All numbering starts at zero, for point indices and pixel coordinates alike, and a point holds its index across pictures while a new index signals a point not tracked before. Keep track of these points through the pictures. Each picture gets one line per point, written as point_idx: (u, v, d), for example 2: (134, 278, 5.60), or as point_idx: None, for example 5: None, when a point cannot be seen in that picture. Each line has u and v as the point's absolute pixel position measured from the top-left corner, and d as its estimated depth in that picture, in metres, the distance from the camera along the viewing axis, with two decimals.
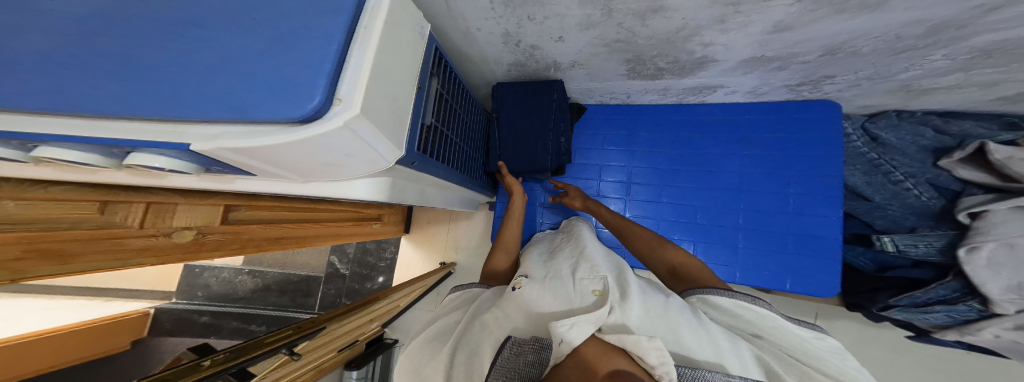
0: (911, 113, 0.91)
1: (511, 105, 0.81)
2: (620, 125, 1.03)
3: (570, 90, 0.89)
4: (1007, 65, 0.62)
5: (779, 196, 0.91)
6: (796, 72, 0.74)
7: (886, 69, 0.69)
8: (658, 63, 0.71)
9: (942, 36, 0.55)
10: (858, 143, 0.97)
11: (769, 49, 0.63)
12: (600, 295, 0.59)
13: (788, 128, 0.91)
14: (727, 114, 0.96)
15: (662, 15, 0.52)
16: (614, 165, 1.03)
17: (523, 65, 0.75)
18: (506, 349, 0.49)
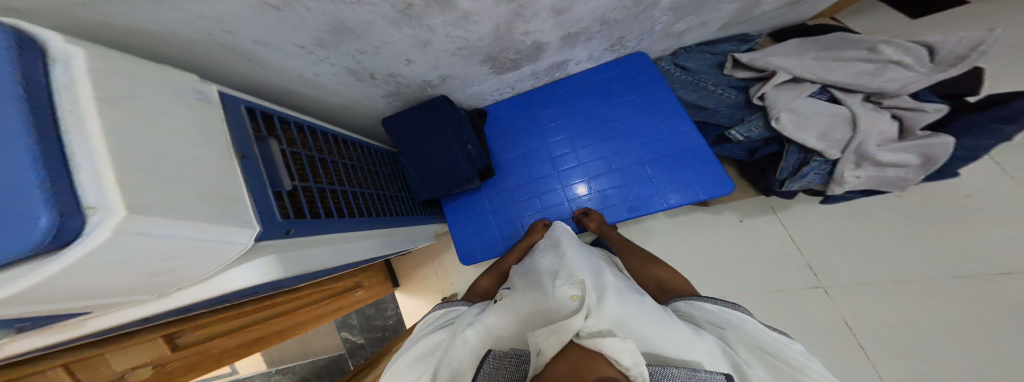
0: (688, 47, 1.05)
1: (404, 134, 0.80)
2: (518, 114, 1.02)
3: (461, 100, 0.91)
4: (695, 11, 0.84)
5: (658, 123, 0.93)
6: (600, 40, 0.84)
7: (643, 26, 0.85)
8: (508, 56, 0.76)
9: None
10: (675, 75, 1.03)
11: (569, 27, 0.73)
12: (578, 299, 0.55)
13: (636, 73, 0.96)
14: (588, 78, 0.97)
15: (472, 20, 0.60)
16: (527, 150, 0.99)
17: (397, 93, 0.77)
18: (486, 364, 0.49)
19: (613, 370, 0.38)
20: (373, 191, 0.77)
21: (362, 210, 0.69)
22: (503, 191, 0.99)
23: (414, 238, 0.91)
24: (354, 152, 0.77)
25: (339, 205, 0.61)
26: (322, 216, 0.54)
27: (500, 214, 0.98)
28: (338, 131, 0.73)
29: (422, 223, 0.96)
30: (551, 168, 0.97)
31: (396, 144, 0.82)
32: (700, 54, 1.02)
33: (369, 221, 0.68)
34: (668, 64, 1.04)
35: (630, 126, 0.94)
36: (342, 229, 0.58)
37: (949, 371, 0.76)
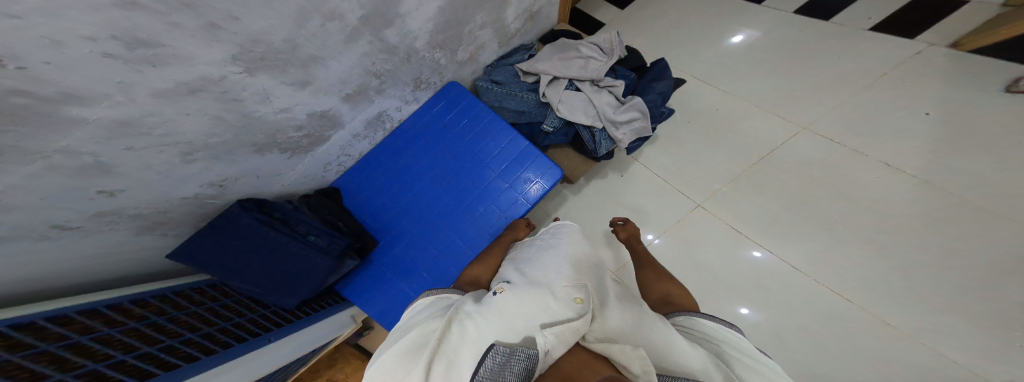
0: (494, 65, 0.96)
1: (227, 249, 0.59)
2: (365, 180, 0.90)
3: (285, 184, 0.76)
4: (472, 41, 0.79)
5: (488, 139, 0.89)
6: (394, 92, 0.74)
7: (427, 74, 0.76)
8: (288, 133, 0.62)
9: (398, 41, 0.61)
10: (491, 91, 0.93)
11: (337, 90, 0.61)
12: (582, 301, 0.51)
13: (452, 104, 0.90)
14: (417, 119, 0.91)
15: (167, 127, 0.42)
16: (387, 213, 0.88)
17: (156, 229, 0.55)
18: (491, 357, 0.39)
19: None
20: (221, 326, 0.57)
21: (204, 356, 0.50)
22: (392, 258, 0.85)
23: (314, 335, 0.72)
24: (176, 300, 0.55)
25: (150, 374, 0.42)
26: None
27: (383, 285, 0.83)
28: (144, 291, 0.51)
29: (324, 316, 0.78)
30: (423, 215, 0.87)
31: (200, 269, 0.58)
32: (504, 66, 0.94)
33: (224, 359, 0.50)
34: (485, 82, 0.94)
35: (470, 150, 0.89)
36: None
37: (808, 237, 0.97)
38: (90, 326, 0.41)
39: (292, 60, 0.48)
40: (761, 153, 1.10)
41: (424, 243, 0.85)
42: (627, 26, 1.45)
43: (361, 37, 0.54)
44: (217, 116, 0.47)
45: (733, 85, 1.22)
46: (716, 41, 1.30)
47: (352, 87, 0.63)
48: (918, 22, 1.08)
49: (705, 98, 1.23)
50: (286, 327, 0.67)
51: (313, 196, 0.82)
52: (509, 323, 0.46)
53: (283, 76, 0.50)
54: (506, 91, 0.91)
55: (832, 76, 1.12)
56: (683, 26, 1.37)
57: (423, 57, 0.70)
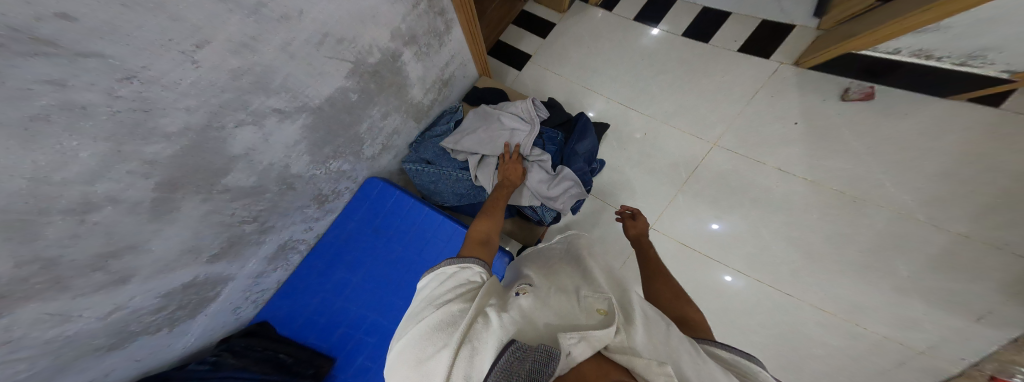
0: (415, 142, 0.81)
1: None
2: (293, 314, 0.68)
3: (190, 340, 0.55)
4: (376, 132, 0.67)
5: (430, 233, 0.69)
6: (291, 219, 0.60)
7: (325, 186, 0.63)
8: (136, 327, 0.44)
9: (252, 170, 0.46)
10: (422, 172, 0.77)
11: (198, 252, 0.45)
12: (606, 315, 0.34)
13: (376, 203, 0.71)
14: (340, 226, 0.71)
15: None
16: (336, 336, 0.66)
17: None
18: (507, 353, 0.26)
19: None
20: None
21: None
22: (359, 370, 0.63)
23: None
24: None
25: None
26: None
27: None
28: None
29: None
30: (380, 323, 0.66)
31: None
32: (431, 140, 0.80)
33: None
34: (414, 162, 0.79)
35: (410, 249, 0.69)
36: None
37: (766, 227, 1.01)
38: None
39: (79, 272, 0.32)
40: (688, 169, 1.05)
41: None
42: (547, 53, 1.34)
43: (179, 203, 0.39)
44: None
45: (653, 106, 1.16)
46: (634, 58, 1.24)
47: (217, 247, 0.48)
48: (763, 42, 1.13)
49: (632, 120, 1.16)
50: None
51: (235, 338, 0.59)
52: (530, 319, 0.32)
53: (73, 291, 0.33)
54: (437, 171, 0.77)
55: (743, 86, 1.11)
56: (603, 47, 1.29)
57: (312, 177, 0.58)
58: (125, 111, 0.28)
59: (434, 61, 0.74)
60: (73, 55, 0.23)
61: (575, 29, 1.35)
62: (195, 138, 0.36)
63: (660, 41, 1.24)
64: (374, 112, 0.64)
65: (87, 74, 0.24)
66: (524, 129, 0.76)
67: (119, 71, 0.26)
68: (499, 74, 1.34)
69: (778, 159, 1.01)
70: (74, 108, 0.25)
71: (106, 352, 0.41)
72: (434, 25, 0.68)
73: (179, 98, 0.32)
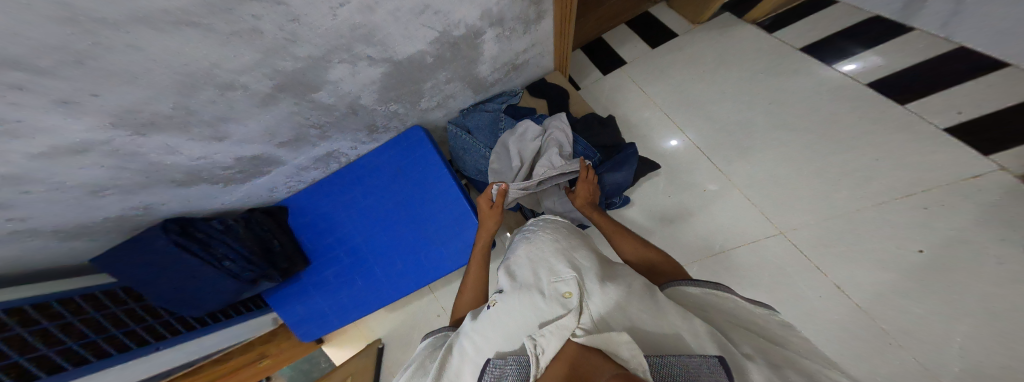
0: (466, 109, 0.89)
1: (122, 269, 0.59)
2: (313, 206, 0.85)
3: (228, 202, 0.72)
4: (431, 89, 0.75)
5: (433, 198, 0.81)
6: (340, 136, 0.72)
7: (374, 118, 0.74)
8: (216, 171, 0.61)
9: (329, 93, 0.59)
10: (460, 139, 0.85)
11: (273, 136, 0.61)
12: (570, 297, 0.41)
13: (409, 151, 0.82)
14: (377, 157, 0.84)
15: (60, 175, 0.42)
16: (327, 241, 0.85)
17: (79, 235, 0.56)
18: (488, 371, 0.36)
19: (612, 368, 0.27)
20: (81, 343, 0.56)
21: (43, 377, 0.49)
22: (319, 280, 0.85)
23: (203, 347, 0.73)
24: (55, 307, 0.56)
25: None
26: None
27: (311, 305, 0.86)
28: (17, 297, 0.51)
29: (217, 328, 0.78)
30: (358, 247, 0.84)
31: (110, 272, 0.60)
32: (480, 113, 0.86)
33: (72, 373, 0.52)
34: (457, 128, 0.87)
35: (414, 200, 0.82)
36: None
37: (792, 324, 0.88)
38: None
39: (200, 121, 0.48)
40: (723, 244, 0.95)
41: (336, 293, 0.85)
42: (646, 67, 1.22)
43: (281, 101, 0.54)
44: (122, 165, 0.47)
45: (731, 163, 1.01)
46: (741, 106, 1.06)
47: (285, 137, 0.63)
48: (1004, 135, 0.78)
49: (697, 172, 1.03)
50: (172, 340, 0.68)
51: (256, 213, 0.77)
52: (505, 329, 0.41)
53: (188, 135, 0.49)
54: (470, 142, 0.85)
55: (867, 196, 0.86)
56: (713, 81, 1.13)
57: (372, 110, 0.71)
58: (279, 34, 0.42)
59: (511, 42, 0.77)
60: (274, 2, 0.36)
61: (694, 51, 1.20)
62: (303, 60, 0.48)
63: (785, 97, 1.03)
64: (435, 72, 0.71)
65: (268, 12, 0.37)
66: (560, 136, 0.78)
67: (289, 15, 0.39)
68: (579, 71, 1.30)
69: (852, 288, 0.82)
70: (257, 32, 0.39)
71: (177, 186, 0.58)
72: (527, 14, 0.71)
73: (312, 35, 0.45)
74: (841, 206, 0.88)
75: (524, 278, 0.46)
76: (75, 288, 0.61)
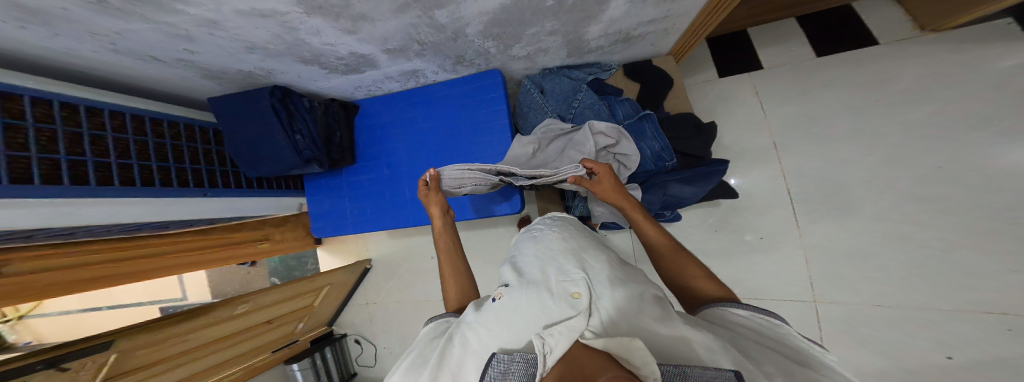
0: (549, 69, 0.80)
1: (231, 115, 0.71)
2: (380, 114, 0.90)
3: (322, 87, 0.77)
4: (536, 45, 0.67)
5: (486, 146, 0.83)
6: (433, 57, 0.69)
7: (469, 49, 0.68)
8: (332, 61, 0.64)
9: (453, 22, 0.55)
10: (532, 97, 0.80)
11: (388, 43, 0.60)
12: (579, 297, 0.40)
13: (481, 91, 0.81)
14: (451, 87, 0.84)
15: (238, 27, 0.46)
16: (379, 147, 0.91)
17: (219, 76, 0.64)
18: (494, 366, 0.35)
19: (618, 369, 0.25)
20: (179, 165, 0.69)
21: (136, 182, 0.60)
22: (357, 181, 0.93)
23: (244, 210, 0.80)
24: (165, 129, 0.68)
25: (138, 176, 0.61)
26: (62, 184, 0.49)
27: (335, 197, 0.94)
28: (131, 109, 0.62)
29: (269, 194, 0.87)
30: (403, 164, 0.91)
31: (220, 122, 0.72)
32: (561, 77, 0.76)
33: (171, 190, 0.65)
34: (532, 84, 0.81)
35: (468, 142, 0.85)
36: (61, 198, 0.49)
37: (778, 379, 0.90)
38: (63, 115, 0.51)
39: (350, 17, 0.47)
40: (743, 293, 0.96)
41: (366, 198, 0.93)
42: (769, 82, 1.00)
43: (411, 12, 0.49)
44: (277, 33, 0.50)
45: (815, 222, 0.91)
46: (858, 170, 0.88)
47: (395, 45, 0.61)
48: None
49: (763, 221, 0.97)
50: (228, 189, 0.76)
51: (337, 106, 0.84)
52: (511, 325, 0.40)
53: (334, 24, 0.49)
54: (538, 105, 0.79)
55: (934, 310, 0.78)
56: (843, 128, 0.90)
57: (473, 41, 0.64)
58: None
59: (622, 49, 0.69)
60: None
61: (859, 78, 0.91)
62: None
63: (926, 181, 0.81)
64: (539, 36, 0.62)
65: None
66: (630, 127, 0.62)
67: None
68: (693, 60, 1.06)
69: None
70: None
71: (300, 63, 0.62)
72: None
73: None
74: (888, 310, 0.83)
75: (534, 278, 0.45)
76: (186, 114, 0.73)
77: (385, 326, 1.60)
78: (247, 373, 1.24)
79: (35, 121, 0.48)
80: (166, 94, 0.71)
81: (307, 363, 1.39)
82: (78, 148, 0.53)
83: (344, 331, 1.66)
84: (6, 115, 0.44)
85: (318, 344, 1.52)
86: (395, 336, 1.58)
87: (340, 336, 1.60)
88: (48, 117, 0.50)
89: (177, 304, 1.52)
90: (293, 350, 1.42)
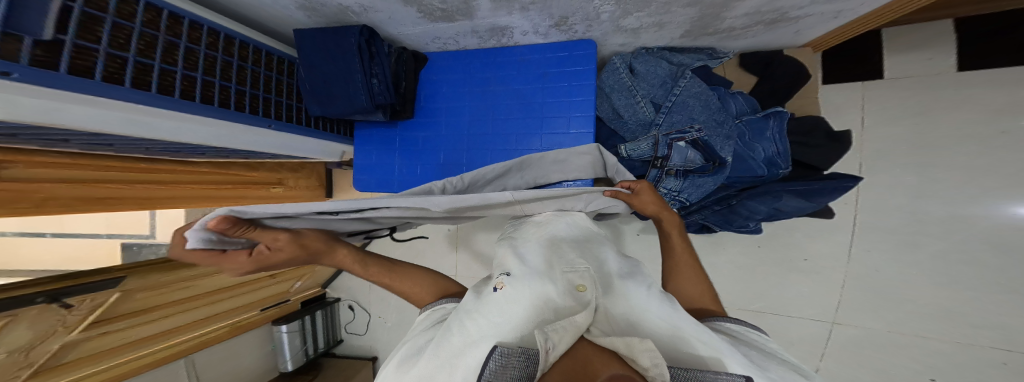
0: (648, 50, 0.74)
1: (314, 49, 0.68)
2: (452, 70, 0.84)
3: (408, 31, 0.74)
4: (649, 23, 0.61)
5: (561, 120, 0.77)
6: (537, 14, 0.63)
7: (578, 14, 0.61)
8: (434, 3, 0.60)
9: None
10: (618, 77, 0.74)
11: None
12: (585, 290, 0.45)
13: (570, 60, 0.75)
14: (534, 53, 0.78)
15: None
16: (441, 103, 0.85)
17: (314, 8, 0.62)
18: (492, 361, 0.31)
19: (627, 368, 0.27)
20: (253, 92, 0.63)
21: (216, 103, 0.55)
22: (411, 137, 0.86)
23: (298, 150, 0.74)
24: (245, 52, 0.63)
25: (222, 98, 0.57)
26: (150, 91, 0.45)
27: (382, 149, 0.88)
28: (230, 28, 0.58)
29: (322, 137, 0.80)
30: (462, 127, 0.84)
31: (302, 55, 0.69)
32: (658, 60, 0.71)
33: (241, 116, 0.59)
34: (620, 63, 0.75)
35: (541, 113, 0.78)
36: (150, 106, 0.44)
37: None
38: (166, 24, 0.48)
39: None
40: (762, 306, 1.07)
41: (416, 157, 0.86)
42: (848, 102, 0.97)
43: None
44: None
45: (868, 250, 0.96)
46: (910, 206, 0.90)
47: None
48: None
49: (815, 244, 1.02)
50: (293, 125, 0.71)
51: (408, 54, 0.80)
52: (513, 318, 0.39)
53: None
54: (628, 87, 0.72)
55: (947, 341, 0.89)
56: (908, 163, 0.91)
57: (587, 3, 0.56)
58: None
59: (754, 35, 0.63)
60: None
61: (948, 114, 0.87)
62: None
63: (982, 227, 0.83)
64: (668, 7, 0.54)
65: None
66: (746, 124, 0.58)
67: None
68: None
69: None
70: None
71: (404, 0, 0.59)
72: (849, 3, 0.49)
73: None
74: (901, 335, 0.93)
75: (537, 269, 0.47)
76: (264, 40, 0.66)
77: (382, 294, 1.53)
78: (230, 332, 1.13)
79: (140, 25, 0.44)
80: (236, 15, 0.63)
81: (296, 325, 1.31)
82: (172, 57, 0.49)
83: (337, 296, 1.58)
84: (115, 12, 0.41)
85: (310, 306, 1.43)
86: (393, 305, 1.52)
87: (332, 300, 1.52)
88: (132, 18, 0.43)
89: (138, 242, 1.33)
90: (283, 310, 1.33)
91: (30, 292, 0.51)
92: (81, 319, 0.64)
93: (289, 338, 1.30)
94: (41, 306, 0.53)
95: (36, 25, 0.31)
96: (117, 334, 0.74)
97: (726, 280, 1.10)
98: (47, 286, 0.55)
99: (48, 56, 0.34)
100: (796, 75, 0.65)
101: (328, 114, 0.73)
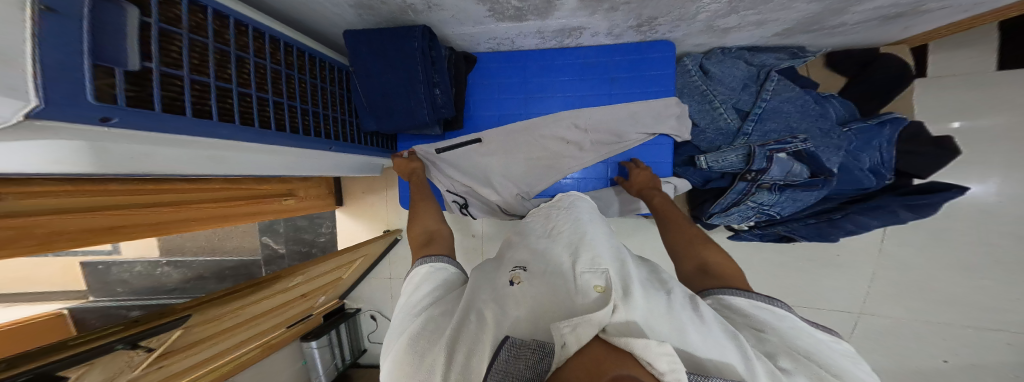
0: (725, 49, 0.69)
1: (368, 57, 0.60)
2: (507, 72, 0.77)
3: (466, 31, 0.66)
4: (747, 20, 0.56)
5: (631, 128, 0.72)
6: (624, 13, 0.56)
7: (671, 11, 0.55)
8: (511, 1, 0.53)
9: None
10: (689, 80, 0.70)
11: None
12: (602, 294, 0.37)
13: (642, 62, 0.70)
14: (601, 54, 0.72)
15: None
16: (493, 111, 0.78)
17: (370, 6, 0.54)
18: (503, 351, 0.33)
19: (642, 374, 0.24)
20: (313, 109, 0.58)
21: (289, 129, 0.52)
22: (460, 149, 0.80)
23: (350, 170, 0.70)
24: (298, 59, 0.55)
25: (278, 117, 0.51)
26: (234, 123, 0.42)
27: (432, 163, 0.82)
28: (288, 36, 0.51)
29: (373, 155, 0.74)
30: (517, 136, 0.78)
31: (354, 61, 0.61)
32: (735, 61, 0.67)
33: (311, 142, 0.56)
34: (692, 64, 0.71)
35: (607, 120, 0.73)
36: (230, 138, 0.41)
37: None
38: (233, 37, 0.43)
39: None
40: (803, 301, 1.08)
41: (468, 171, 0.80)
42: None
43: None
44: None
45: None
46: None
47: None
48: None
49: None
50: (350, 145, 0.67)
51: (460, 59, 0.73)
52: (527, 310, 0.39)
53: None
54: (703, 91, 0.68)
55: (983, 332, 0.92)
56: None
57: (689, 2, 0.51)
58: None
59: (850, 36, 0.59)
60: None
61: None
62: None
63: None
64: (791, 3, 0.49)
65: None
66: (857, 132, 0.57)
67: None
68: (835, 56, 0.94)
69: None
70: None
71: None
72: None
73: None
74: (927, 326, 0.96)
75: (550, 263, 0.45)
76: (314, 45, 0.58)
77: None
78: (265, 351, 1.08)
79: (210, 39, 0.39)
80: (275, 13, 0.53)
81: (326, 340, 1.30)
82: (244, 76, 0.45)
83: (358, 307, 1.49)
84: (188, 26, 0.37)
85: (332, 319, 1.38)
86: None
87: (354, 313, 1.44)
88: (201, 30, 0.38)
89: (105, 259, 1.24)
90: (308, 326, 1.26)
91: (109, 340, 0.47)
92: (135, 365, 0.56)
93: (319, 353, 1.29)
94: (119, 351, 0.49)
95: (122, 54, 0.28)
96: (168, 366, 0.66)
97: (770, 277, 1.09)
98: (122, 332, 0.50)
99: (139, 90, 0.32)
100: (899, 77, 0.65)
101: (384, 129, 0.68)
